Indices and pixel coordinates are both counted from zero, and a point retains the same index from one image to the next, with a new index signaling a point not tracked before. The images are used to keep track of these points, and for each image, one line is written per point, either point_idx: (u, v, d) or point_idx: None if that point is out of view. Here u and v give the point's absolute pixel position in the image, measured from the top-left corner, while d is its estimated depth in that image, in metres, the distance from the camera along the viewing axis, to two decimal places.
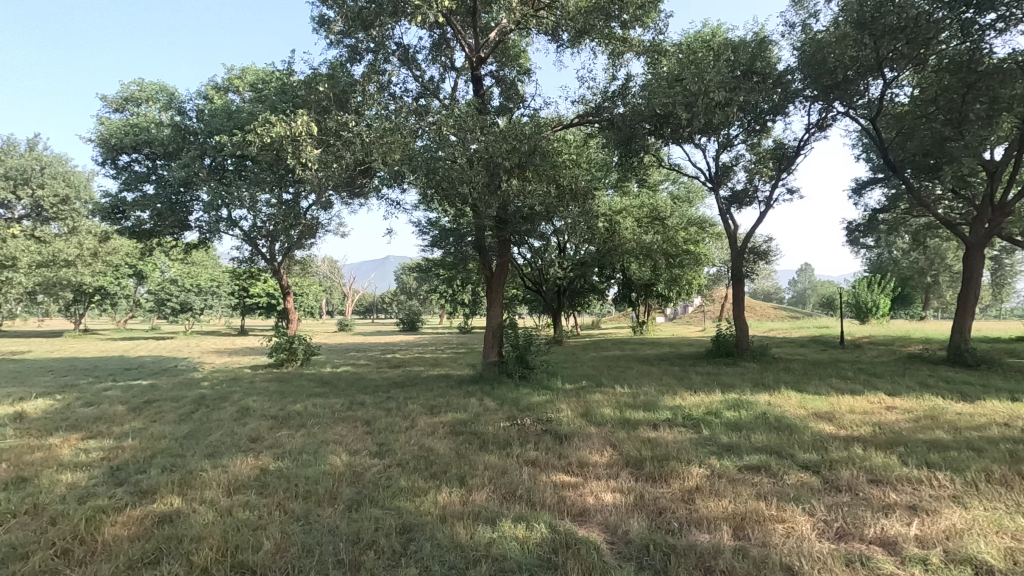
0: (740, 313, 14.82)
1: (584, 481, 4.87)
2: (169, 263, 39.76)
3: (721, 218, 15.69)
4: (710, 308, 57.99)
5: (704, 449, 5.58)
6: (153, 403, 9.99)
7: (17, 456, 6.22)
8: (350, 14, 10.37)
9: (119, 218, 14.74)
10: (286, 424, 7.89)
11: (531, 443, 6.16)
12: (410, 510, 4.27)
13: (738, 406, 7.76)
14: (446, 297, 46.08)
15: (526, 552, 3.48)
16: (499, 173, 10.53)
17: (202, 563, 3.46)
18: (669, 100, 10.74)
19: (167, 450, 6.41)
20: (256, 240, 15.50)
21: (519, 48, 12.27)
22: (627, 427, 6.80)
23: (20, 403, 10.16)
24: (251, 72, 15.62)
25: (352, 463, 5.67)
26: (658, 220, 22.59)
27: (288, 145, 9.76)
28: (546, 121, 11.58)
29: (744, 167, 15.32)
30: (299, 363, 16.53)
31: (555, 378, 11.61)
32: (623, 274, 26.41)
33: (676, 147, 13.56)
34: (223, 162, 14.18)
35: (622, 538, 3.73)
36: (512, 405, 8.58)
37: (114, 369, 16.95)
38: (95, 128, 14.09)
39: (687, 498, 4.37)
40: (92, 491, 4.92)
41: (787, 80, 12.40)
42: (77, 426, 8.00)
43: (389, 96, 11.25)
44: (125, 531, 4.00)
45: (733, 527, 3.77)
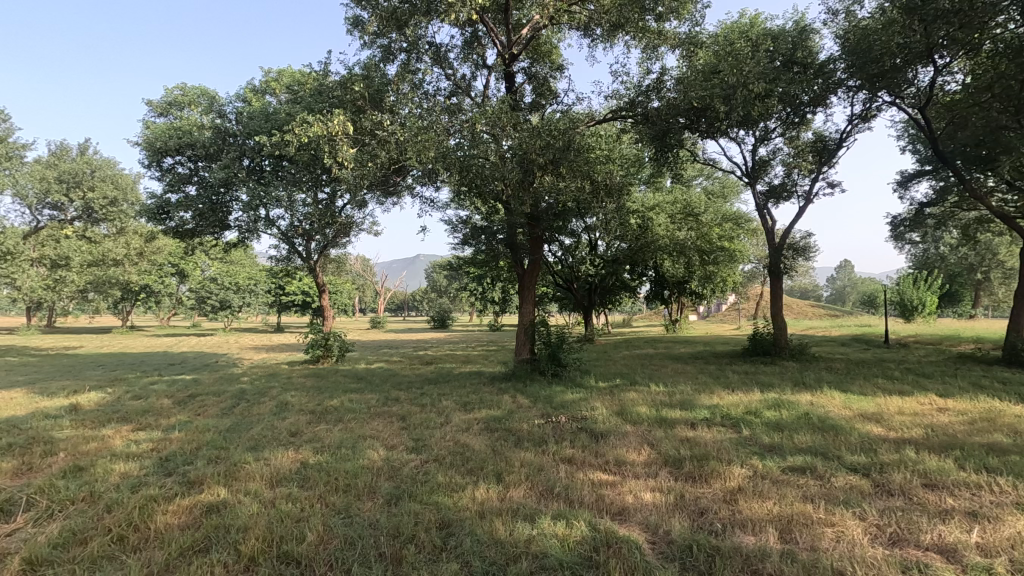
0: (778, 311, 14.39)
1: (622, 480, 4.81)
2: (209, 262, 40.70)
3: (758, 214, 15.29)
4: (744, 306, 56.66)
5: (745, 450, 5.44)
6: (197, 397, 10.34)
7: (74, 446, 6.51)
8: (385, 14, 10.47)
9: (164, 219, 15.24)
10: (324, 419, 8.03)
11: (566, 441, 6.12)
12: (448, 505, 4.29)
13: (779, 405, 7.55)
14: (476, 295, 46.23)
15: (567, 550, 3.46)
16: (533, 170, 10.55)
17: (250, 553, 3.54)
18: (705, 93, 10.50)
19: (212, 443, 6.62)
20: (292, 239, 15.82)
21: (551, 44, 12.17)
22: (664, 427, 6.68)
23: (74, 396, 10.65)
24: (287, 74, 15.97)
25: (389, 458, 5.74)
26: (692, 216, 22.15)
27: (324, 144, 9.89)
28: (579, 116, 11.50)
29: (782, 160, 14.92)
30: (334, 360, 16.85)
31: (587, 376, 11.55)
32: (656, 271, 26.03)
33: (711, 141, 13.28)
34: (262, 163, 14.55)
35: (663, 537, 3.67)
36: (545, 403, 8.56)
37: (159, 364, 17.64)
38: (141, 132, 14.55)
39: (730, 498, 4.27)
40: (144, 480, 5.12)
41: (830, 70, 11.99)
42: (127, 418, 8.33)
43: (422, 96, 11.36)
44: (175, 520, 4.13)
45: (780, 530, 3.66)
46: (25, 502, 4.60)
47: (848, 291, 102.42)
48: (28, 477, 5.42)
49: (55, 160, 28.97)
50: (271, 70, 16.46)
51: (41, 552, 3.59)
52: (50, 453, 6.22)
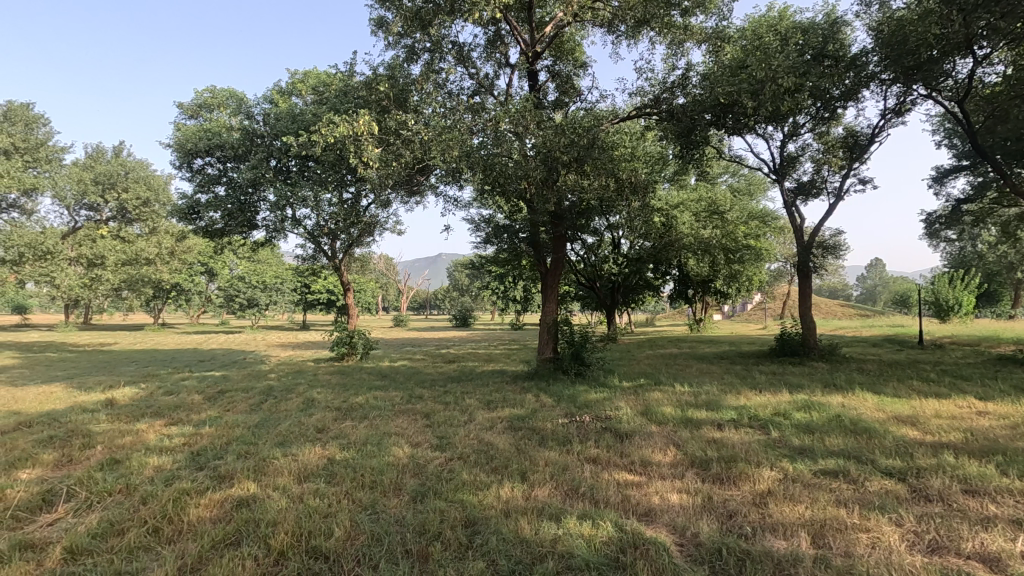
0: (807, 310, 14.06)
1: (648, 481, 4.76)
2: (237, 261, 41.69)
3: (787, 211, 14.97)
4: (771, 305, 55.64)
5: (774, 452, 5.32)
6: (226, 393, 10.58)
7: (110, 439, 6.73)
8: (409, 14, 10.51)
9: (194, 219, 15.56)
10: (349, 416, 8.15)
11: (591, 440, 6.09)
12: (474, 503, 4.30)
13: (809, 407, 7.39)
14: (498, 293, 46.37)
15: (594, 551, 3.43)
16: (556, 168, 10.54)
17: (279, 547, 3.60)
18: (732, 89, 10.28)
19: (241, 438, 6.77)
20: (318, 238, 16.02)
21: (575, 41, 12.10)
22: (690, 427, 6.59)
23: (110, 391, 11.00)
24: (312, 76, 16.26)
25: (414, 455, 5.78)
26: (717, 214, 21.79)
27: (350, 144, 9.97)
28: (603, 113, 11.42)
29: (811, 156, 14.59)
30: (359, 357, 17.02)
31: (611, 376, 11.46)
32: (680, 270, 25.70)
33: (738, 137, 13.07)
34: (288, 163, 14.80)
35: (690, 540, 3.62)
36: (569, 402, 8.52)
37: (190, 361, 18.05)
38: (173, 134, 14.89)
39: (760, 502, 4.17)
40: (177, 474, 5.26)
41: (862, 62, 11.64)
42: (160, 413, 8.56)
43: (446, 95, 11.41)
44: (207, 513, 4.22)
45: (812, 534, 3.58)
46: (64, 493, 4.76)
47: (878, 290, 99.86)
48: (68, 468, 5.61)
49: (92, 163, 30.25)
50: (297, 73, 16.73)
51: (81, 542, 3.70)
52: (88, 446, 6.43)
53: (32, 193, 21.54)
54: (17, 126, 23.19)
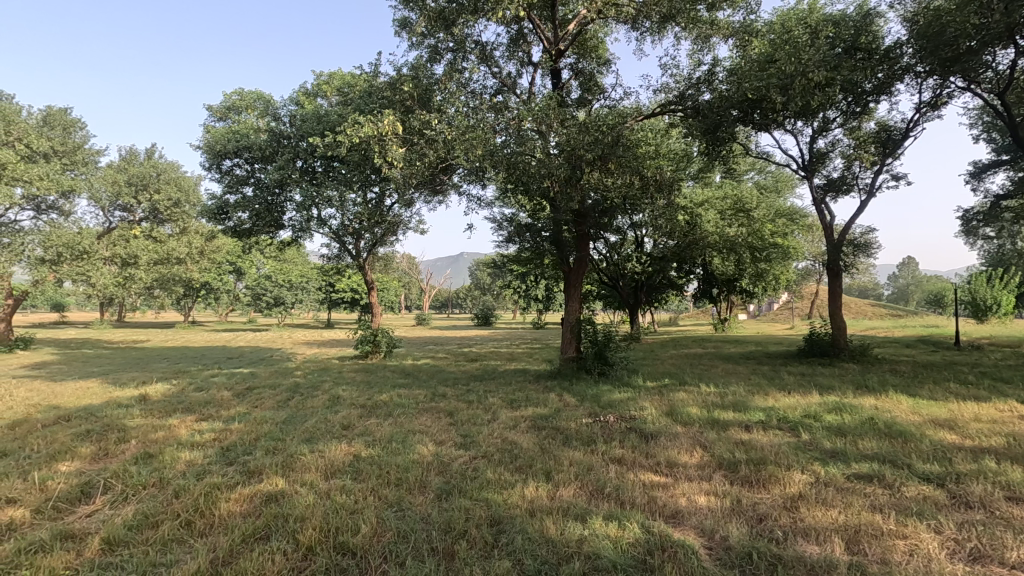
0: (837, 309, 13.73)
1: (674, 482, 4.69)
2: (264, 261, 42.59)
3: (816, 209, 14.64)
4: (798, 305, 54.49)
5: (805, 455, 5.20)
6: (255, 390, 10.80)
7: (144, 434, 6.91)
8: (433, 14, 10.55)
9: (223, 219, 15.88)
10: (374, 413, 8.24)
11: (616, 440, 6.04)
12: (498, 502, 4.30)
13: (840, 409, 7.20)
14: (520, 292, 46.33)
15: (620, 552, 3.40)
16: (581, 166, 10.47)
17: (308, 542, 3.65)
18: (760, 85, 10.05)
19: (269, 434, 6.88)
20: (343, 237, 16.20)
21: (598, 38, 12.02)
22: (717, 428, 6.50)
23: (144, 386, 11.32)
24: (338, 77, 16.49)
25: (439, 453, 5.80)
26: (743, 212, 21.40)
27: (374, 144, 10.04)
28: (628, 110, 11.33)
29: (841, 153, 14.26)
30: (382, 355, 17.19)
31: (635, 375, 11.36)
32: (704, 269, 25.36)
33: (766, 133, 12.83)
34: (314, 164, 14.99)
35: (720, 543, 3.56)
36: (593, 402, 8.46)
37: (219, 358, 18.50)
38: (203, 137, 15.19)
39: (791, 506, 4.08)
40: (208, 469, 5.37)
41: (896, 55, 11.32)
42: (191, 409, 8.77)
43: (469, 94, 11.42)
44: (238, 508, 4.31)
45: (846, 540, 3.48)
46: (101, 486, 4.89)
47: (911, 288, 96.66)
48: (104, 462, 5.77)
49: (126, 165, 31.09)
50: (322, 74, 16.97)
51: (118, 534, 3.81)
52: (123, 440, 6.61)
53: (69, 194, 22.18)
54: (56, 130, 24.02)
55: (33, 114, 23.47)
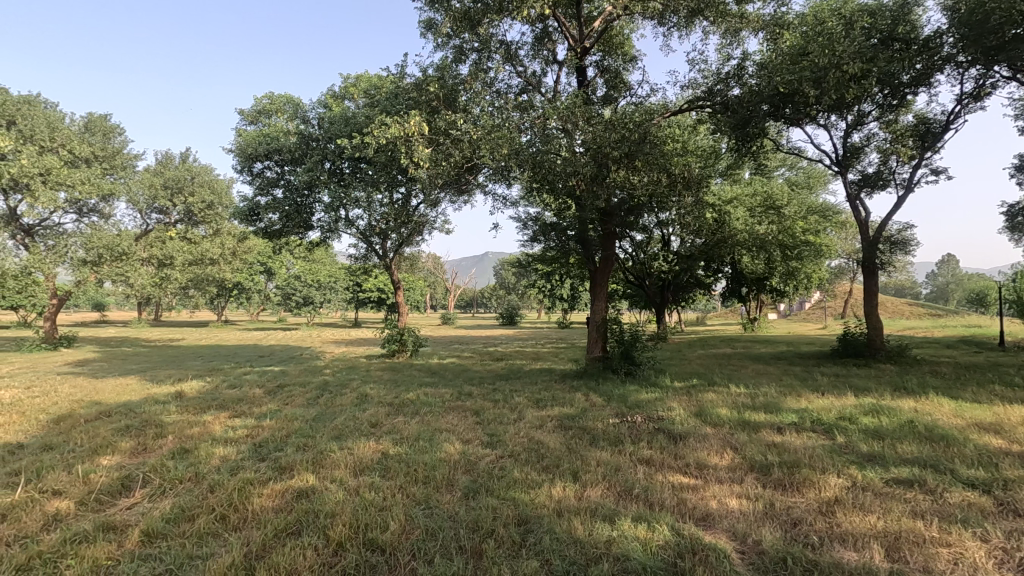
0: (873, 308, 13.33)
1: (704, 484, 4.60)
2: (294, 261, 43.46)
3: (851, 205, 14.22)
4: (831, 304, 53.03)
5: (841, 458, 5.05)
6: (286, 387, 11.02)
7: (180, 430, 7.11)
8: (458, 15, 10.59)
9: (255, 220, 16.23)
10: (401, 411, 8.32)
11: (644, 441, 5.97)
12: (526, 502, 4.29)
13: (877, 412, 6.98)
14: (545, 292, 46.20)
15: (650, 554, 3.35)
16: (607, 164, 10.36)
17: (338, 538, 3.69)
18: (792, 78, 9.80)
19: (299, 431, 7.02)
20: (370, 237, 16.40)
21: (624, 35, 11.89)
22: (748, 430, 6.37)
23: (180, 384, 11.67)
24: (365, 79, 16.71)
25: (466, 452, 5.82)
26: (773, 209, 20.92)
27: (401, 145, 10.13)
28: (655, 107, 11.20)
29: (877, 147, 13.85)
30: (409, 354, 17.34)
31: (662, 375, 11.21)
32: (733, 267, 24.89)
33: (797, 127, 12.52)
34: (342, 166, 15.21)
35: (752, 548, 3.48)
36: (620, 402, 8.38)
37: (252, 356, 18.94)
38: (235, 140, 15.56)
39: (827, 510, 3.97)
40: (241, 464, 5.49)
41: (936, 45, 10.92)
42: (224, 406, 8.99)
43: (494, 94, 11.44)
44: (270, 503, 4.40)
45: (885, 547, 3.37)
46: (140, 479, 5.05)
47: (951, 287, 93.12)
48: (143, 456, 5.96)
49: (162, 169, 32.06)
50: (350, 77, 17.20)
51: (156, 526, 3.92)
52: (161, 436, 6.82)
53: (109, 197, 22.94)
54: (97, 135, 24.89)
55: (75, 121, 24.39)
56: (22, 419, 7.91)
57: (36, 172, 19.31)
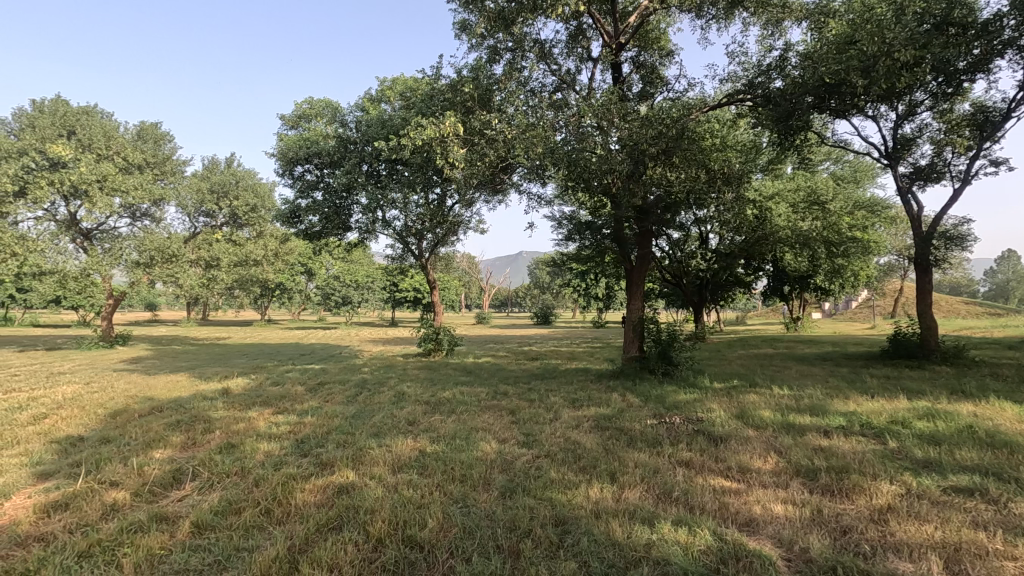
0: (926, 307, 12.71)
1: (748, 489, 4.47)
2: (333, 262, 44.49)
3: (902, 199, 13.59)
4: (880, 303, 50.93)
5: (894, 464, 4.83)
6: (325, 385, 11.29)
7: (227, 425, 7.37)
8: (492, 15, 10.60)
9: (295, 222, 16.63)
10: (438, 410, 8.39)
11: (684, 443, 5.84)
12: (563, 503, 4.26)
13: (932, 416, 6.64)
14: (580, 291, 45.87)
15: (691, 559, 3.27)
16: (643, 161, 10.16)
17: (378, 534, 3.75)
18: (839, 68, 9.34)
19: (340, 427, 7.17)
20: (407, 238, 16.62)
21: (660, 29, 11.68)
22: (793, 433, 6.16)
23: (226, 381, 12.11)
24: (400, 82, 16.95)
25: (502, 451, 5.82)
26: (817, 205, 20.22)
27: (436, 145, 10.21)
28: (692, 102, 10.95)
29: (930, 138, 13.22)
30: (444, 353, 17.51)
31: (701, 376, 10.98)
32: (775, 265, 24.18)
33: (843, 119, 12.04)
34: (379, 168, 15.45)
35: (799, 555, 3.36)
36: (657, 403, 8.24)
37: (292, 355, 19.45)
38: (276, 144, 15.99)
39: (879, 518, 3.80)
40: (285, 459, 5.65)
41: (996, 28, 10.30)
42: (268, 402, 9.28)
43: (528, 93, 11.40)
44: (312, 498, 4.51)
45: (944, 559, 3.20)
46: (190, 472, 5.25)
47: (1011, 284, 88.04)
48: (193, 450, 6.20)
49: (209, 174, 33.31)
50: (386, 80, 17.48)
51: (205, 518, 4.07)
52: (209, 431, 7.08)
53: (160, 201, 23.93)
54: (148, 143, 26.06)
55: (128, 130, 25.59)
56: (82, 413, 8.34)
57: (94, 179, 20.36)
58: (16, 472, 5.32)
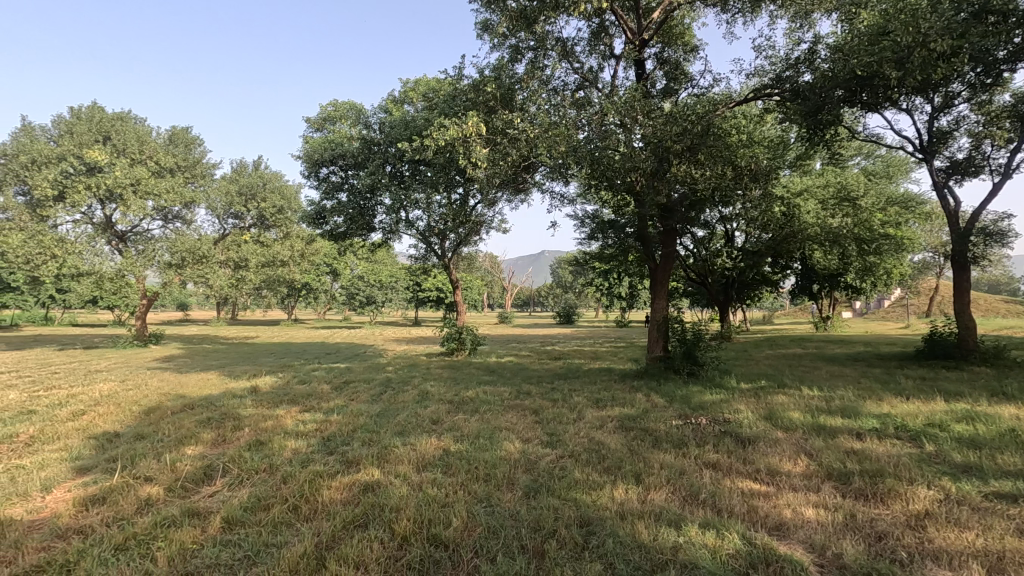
0: (964, 306, 12.27)
1: (777, 492, 4.38)
2: (357, 262, 45.06)
3: (938, 194, 13.17)
4: (914, 302, 49.39)
5: (931, 468, 4.67)
6: (351, 384, 11.44)
7: (256, 423, 7.52)
8: (514, 14, 10.60)
9: (321, 224, 16.89)
10: (461, 409, 8.41)
11: (710, 444, 5.74)
12: (587, 503, 4.23)
13: (971, 419, 6.40)
14: (602, 290, 45.51)
15: (719, 563, 3.22)
16: (667, 159, 10.04)
17: (403, 532, 3.78)
18: (871, 60, 9.05)
19: (365, 426, 7.25)
20: (429, 238, 16.73)
21: (684, 25, 11.51)
22: (824, 435, 6.01)
23: (255, 379, 12.36)
24: (422, 83, 17.07)
25: (526, 451, 5.81)
26: (848, 201, 19.71)
27: (459, 146, 10.24)
28: (718, 98, 10.78)
29: (968, 131, 12.78)
30: (467, 352, 17.57)
31: (727, 376, 10.79)
32: (803, 263, 23.65)
33: (875, 112, 11.71)
34: (402, 169, 15.59)
35: (832, 561, 3.27)
36: (682, 403, 8.13)
37: (318, 354, 19.72)
38: (302, 147, 16.25)
39: (916, 524, 3.68)
40: (312, 457, 5.73)
41: None
42: (295, 400, 9.44)
43: (551, 91, 11.35)
44: (338, 495, 4.56)
45: (986, 568, 3.08)
46: (221, 469, 5.37)
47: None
48: (223, 447, 6.34)
49: (237, 176, 34.04)
50: (409, 81, 17.62)
51: (235, 514, 4.15)
52: (239, 428, 7.23)
53: (191, 204, 24.54)
54: (179, 147, 26.76)
55: (161, 135, 26.31)
56: (117, 410, 8.61)
57: (128, 183, 20.94)
58: (56, 467, 5.52)
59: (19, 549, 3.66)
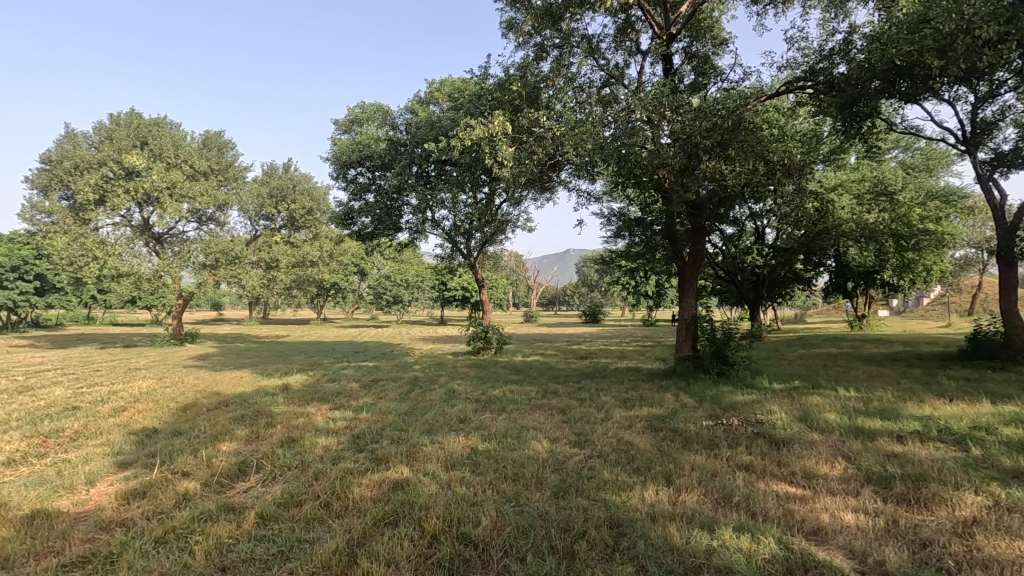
0: (1011, 304, 11.73)
1: (814, 496, 4.25)
2: (384, 262, 45.60)
3: (981, 187, 12.65)
4: (955, 300, 47.50)
5: (978, 473, 4.47)
6: (379, 382, 11.56)
7: (287, 420, 7.67)
8: (540, 12, 10.55)
9: (349, 224, 17.12)
10: (488, 408, 8.43)
11: (743, 446, 5.62)
12: (617, 504, 4.18)
13: (1021, 422, 6.11)
14: (629, 289, 44.99)
15: (755, 568, 3.14)
16: (697, 154, 9.88)
17: (433, 530, 3.79)
18: (911, 48, 8.74)
19: (393, 424, 7.32)
20: (456, 237, 16.80)
21: (713, 18, 11.28)
22: (862, 437, 5.82)
23: (286, 377, 12.62)
24: (448, 83, 17.14)
25: (554, 450, 5.78)
26: (885, 195, 19.09)
27: (485, 145, 10.26)
28: (749, 91, 10.55)
29: (1014, 121, 12.21)
30: (493, 351, 17.59)
31: (759, 376, 10.57)
32: (837, 261, 23.00)
33: (914, 104, 11.28)
34: (428, 169, 15.69)
35: (874, 568, 3.15)
36: (713, 404, 7.98)
37: (347, 352, 20.01)
38: (331, 148, 16.49)
39: (963, 532, 3.53)
40: (342, 454, 5.81)
41: None
42: (325, 398, 9.61)
43: (577, 89, 11.26)
44: (369, 493, 4.61)
45: None
46: (254, 465, 5.48)
47: None
48: (256, 443, 6.48)
49: (268, 179, 34.74)
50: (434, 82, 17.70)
51: (269, 510, 4.23)
52: (271, 425, 7.38)
53: (224, 206, 25.18)
54: (212, 150, 27.45)
55: (194, 139, 27.04)
56: (156, 406, 8.88)
57: (164, 187, 21.58)
58: (100, 461, 5.72)
59: (65, 541, 3.80)
